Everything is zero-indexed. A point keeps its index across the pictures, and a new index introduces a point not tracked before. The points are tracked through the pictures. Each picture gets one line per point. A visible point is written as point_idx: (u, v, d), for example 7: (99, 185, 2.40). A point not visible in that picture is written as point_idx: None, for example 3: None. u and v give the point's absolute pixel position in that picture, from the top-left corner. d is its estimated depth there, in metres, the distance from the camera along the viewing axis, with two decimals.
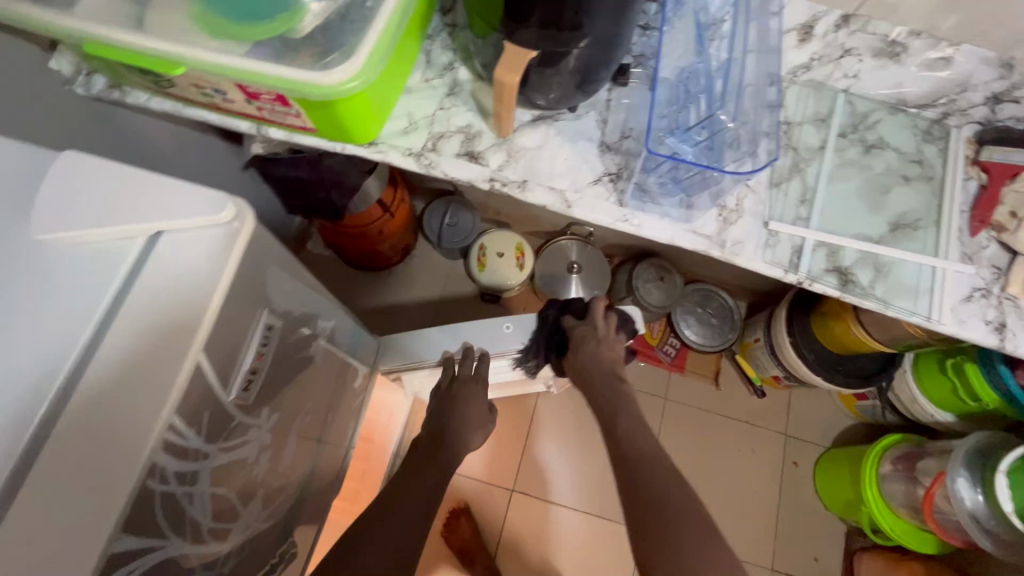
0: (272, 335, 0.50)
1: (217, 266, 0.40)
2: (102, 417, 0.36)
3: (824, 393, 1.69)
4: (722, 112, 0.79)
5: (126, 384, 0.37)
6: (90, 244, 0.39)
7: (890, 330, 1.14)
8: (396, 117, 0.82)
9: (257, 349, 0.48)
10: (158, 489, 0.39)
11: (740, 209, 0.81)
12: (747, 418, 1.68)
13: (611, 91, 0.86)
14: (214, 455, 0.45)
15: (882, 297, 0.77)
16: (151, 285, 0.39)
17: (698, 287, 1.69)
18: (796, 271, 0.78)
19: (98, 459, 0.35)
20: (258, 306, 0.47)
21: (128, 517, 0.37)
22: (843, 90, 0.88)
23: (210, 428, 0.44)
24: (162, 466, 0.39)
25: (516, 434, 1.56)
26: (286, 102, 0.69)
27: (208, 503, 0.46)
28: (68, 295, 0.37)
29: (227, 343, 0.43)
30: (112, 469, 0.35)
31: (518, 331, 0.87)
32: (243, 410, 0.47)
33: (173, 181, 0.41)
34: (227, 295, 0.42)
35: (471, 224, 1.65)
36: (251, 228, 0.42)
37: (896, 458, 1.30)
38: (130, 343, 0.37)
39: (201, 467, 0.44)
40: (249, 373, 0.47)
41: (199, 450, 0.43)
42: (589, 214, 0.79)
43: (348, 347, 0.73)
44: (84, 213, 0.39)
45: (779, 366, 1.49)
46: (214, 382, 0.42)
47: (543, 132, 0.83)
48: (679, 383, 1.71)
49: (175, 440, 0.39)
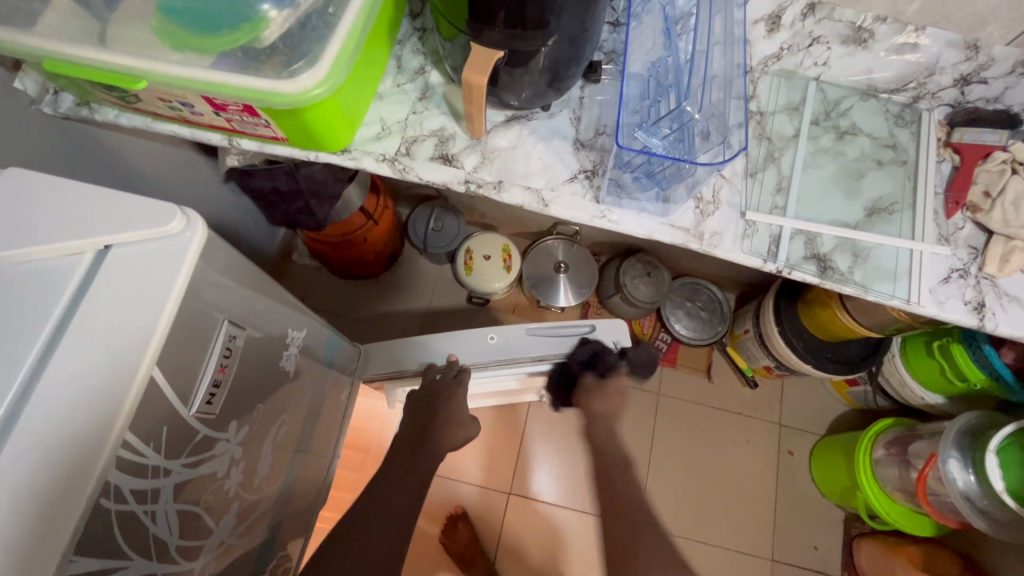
0: (235, 347, 0.49)
1: (169, 277, 0.40)
2: (54, 437, 0.35)
3: (816, 381, 1.70)
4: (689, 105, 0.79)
5: (79, 402, 0.36)
6: (40, 263, 0.39)
7: (874, 315, 1.15)
8: (369, 123, 0.81)
9: (219, 362, 0.47)
10: (115, 508, 0.39)
11: (716, 200, 0.81)
12: (741, 409, 1.68)
13: (584, 88, 0.86)
14: (178, 472, 0.45)
15: (861, 282, 0.78)
16: (99, 300, 0.38)
17: (686, 280, 1.70)
18: (774, 259, 0.78)
19: (51, 479, 0.35)
20: (217, 316, 0.47)
21: (81, 537, 0.36)
22: (814, 78, 0.88)
23: (171, 444, 0.43)
24: (117, 483, 0.39)
25: (510, 437, 1.56)
26: (253, 112, 0.69)
27: (174, 520, 0.45)
28: (15, 314, 0.36)
29: (184, 357, 0.43)
30: (68, 487, 0.35)
31: (501, 342, 0.84)
32: (208, 423, 0.47)
33: (121, 195, 0.41)
34: (180, 308, 0.42)
35: (456, 228, 1.65)
36: (203, 237, 0.42)
37: (889, 443, 1.31)
38: (81, 360, 0.37)
39: (163, 484, 0.43)
40: (211, 386, 0.46)
41: (160, 466, 0.43)
42: (567, 212, 0.79)
43: (328, 357, 0.73)
44: (34, 232, 0.38)
45: (770, 357, 1.50)
46: (171, 397, 0.42)
47: (517, 132, 0.83)
48: (672, 378, 1.71)
49: (130, 457, 0.39)
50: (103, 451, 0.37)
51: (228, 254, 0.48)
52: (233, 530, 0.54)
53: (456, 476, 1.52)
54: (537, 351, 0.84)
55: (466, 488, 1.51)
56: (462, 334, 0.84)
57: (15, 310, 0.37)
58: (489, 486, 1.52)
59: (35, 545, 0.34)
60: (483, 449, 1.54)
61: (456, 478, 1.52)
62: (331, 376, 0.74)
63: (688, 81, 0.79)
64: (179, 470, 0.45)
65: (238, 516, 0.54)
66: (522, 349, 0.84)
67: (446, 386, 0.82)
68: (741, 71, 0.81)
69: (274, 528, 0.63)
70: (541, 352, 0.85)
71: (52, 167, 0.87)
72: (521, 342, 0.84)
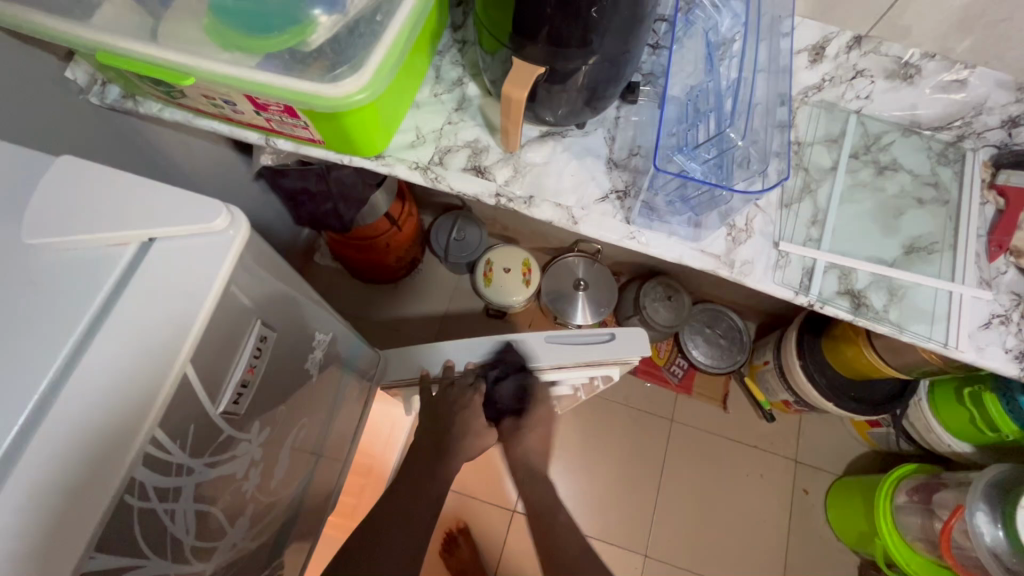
0: (265, 348, 0.49)
1: (210, 273, 0.40)
2: (84, 426, 0.35)
3: (836, 419, 1.65)
4: (731, 131, 0.77)
5: (112, 393, 0.36)
6: (83, 251, 0.39)
7: (903, 356, 1.12)
8: (404, 131, 0.82)
9: (249, 362, 0.47)
10: (137, 505, 0.39)
11: (749, 229, 0.80)
12: (756, 442, 1.64)
13: (620, 108, 0.86)
14: (200, 470, 0.44)
15: (896, 321, 0.75)
16: (140, 292, 0.38)
17: (706, 307, 1.67)
18: (807, 292, 0.76)
19: (77, 469, 0.35)
20: (252, 316, 0.47)
21: (103, 534, 0.36)
22: (855, 111, 0.86)
23: (196, 442, 0.43)
24: (141, 481, 0.38)
25: None
26: (294, 114, 0.69)
27: (191, 520, 0.44)
28: (59, 301, 0.37)
29: (217, 353, 0.43)
30: (96, 478, 0.35)
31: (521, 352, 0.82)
32: (232, 423, 0.46)
33: (166, 188, 0.41)
34: (218, 306, 0.41)
35: (478, 239, 1.65)
36: (246, 236, 0.42)
37: (912, 489, 1.26)
38: (117, 353, 0.37)
39: (186, 482, 0.43)
40: (239, 385, 0.46)
41: (183, 465, 0.42)
42: (596, 231, 0.78)
43: (348, 362, 0.72)
44: (78, 218, 0.39)
45: (790, 391, 1.46)
46: (201, 394, 0.42)
47: (551, 148, 0.82)
48: (686, 405, 1.67)
49: (157, 453, 0.39)
50: (132, 446, 0.36)
51: (263, 253, 0.48)
52: (244, 534, 0.53)
53: (461, 488, 1.50)
54: (556, 358, 0.80)
55: (470, 501, 1.49)
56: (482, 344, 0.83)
57: (60, 296, 0.37)
58: (494, 502, 1.49)
59: (61, 531, 0.34)
60: (491, 462, 1.52)
61: (461, 491, 1.49)
62: (349, 382, 0.73)
63: (728, 107, 0.79)
64: (202, 470, 0.44)
65: (251, 519, 0.53)
66: (540, 356, 0.80)
67: (463, 393, 0.81)
68: (783, 100, 0.79)
69: (284, 533, 0.63)
70: (560, 358, 0.81)
71: (93, 156, 0.89)
72: (540, 350, 0.80)
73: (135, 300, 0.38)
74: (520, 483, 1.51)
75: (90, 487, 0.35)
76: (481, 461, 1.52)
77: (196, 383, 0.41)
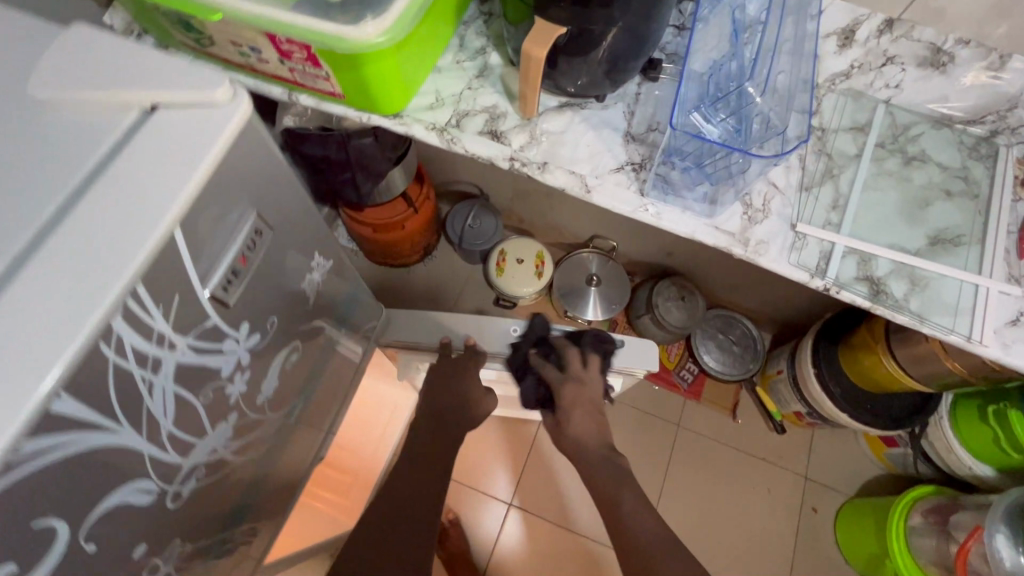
0: (259, 242, 0.51)
1: (205, 142, 0.42)
2: (70, 263, 0.38)
3: (851, 438, 1.59)
4: (750, 86, 0.79)
5: (100, 237, 0.39)
6: (92, 105, 0.44)
7: (923, 365, 1.07)
8: (424, 93, 0.82)
9: (241, 251, 0.49)
10: (114, 359, 0.40)
11: (766, 209, 0.78)
12: (765, 455, 1.59)
13: (641, 85, 0.85)
14: (181, 349, 0.46)
15: (916, 311, 0.72)
16: (137, 149, 0.42)
17: (720, 312, 1.64)
18: (822, 276, 0.73)
19: (56, 301, 0.37)
20: (249, 206, 0.49)
21: (77, 377, 0.37)
22: (884, 101, 0.84)
23: (180, 318, 0.44)
24: (118, 334, 0.40)
25: (517, 446, 1.51)
26: (316, 62, 0.71)
27: (169, 401, 0.46)
28: (68, 148, 0.42)
29: (207, 235, 0.45)
30: (71, 314, 0.37)
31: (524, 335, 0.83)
32: (219, 309, 0.48)
33: (171, 61, 0.45)
34: (212, 180, 0.44)
35: (493, 228, 1.65)
36: (243, 112, 0.44)
37: (927, 510, 1.20)
38: (110, 203, 0.40)
39: (166, 354, 0.44)
40: (229, 272, 0.48)
41: (164, 336, 0.44)
42: (608, 200, 0.77)
43: (340, 308, 0.72)
44: (88, 75, 0.44)
45: (803, 402, 1.41)
46: (189, 266, 0.44)
47: (569, 117, 0.82)
48: (694, 412, 1.63)
49: (138, 311, 0.41)
50: (108, 292, 0.38)
51: (263, 163, 0.49)
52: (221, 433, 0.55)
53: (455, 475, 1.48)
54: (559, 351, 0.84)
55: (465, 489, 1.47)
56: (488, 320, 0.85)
57: (69, 144, 0.42)
58: (488, 492, 1.47)
59: (35, 357, 0.36)
60: (487, 449, 1.50)
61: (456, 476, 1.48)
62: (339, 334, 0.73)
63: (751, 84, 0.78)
64: (183, 348, 0.46)
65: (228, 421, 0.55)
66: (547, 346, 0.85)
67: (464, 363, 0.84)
68: (807, 86, 0.76)
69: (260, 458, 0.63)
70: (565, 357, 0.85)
71: None
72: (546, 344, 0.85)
73: (129, 158, 0.41)
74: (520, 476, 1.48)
75: (66, 320, 0.37)
76: (476, 447, 1.50)
77: (185, 254, 0.43)
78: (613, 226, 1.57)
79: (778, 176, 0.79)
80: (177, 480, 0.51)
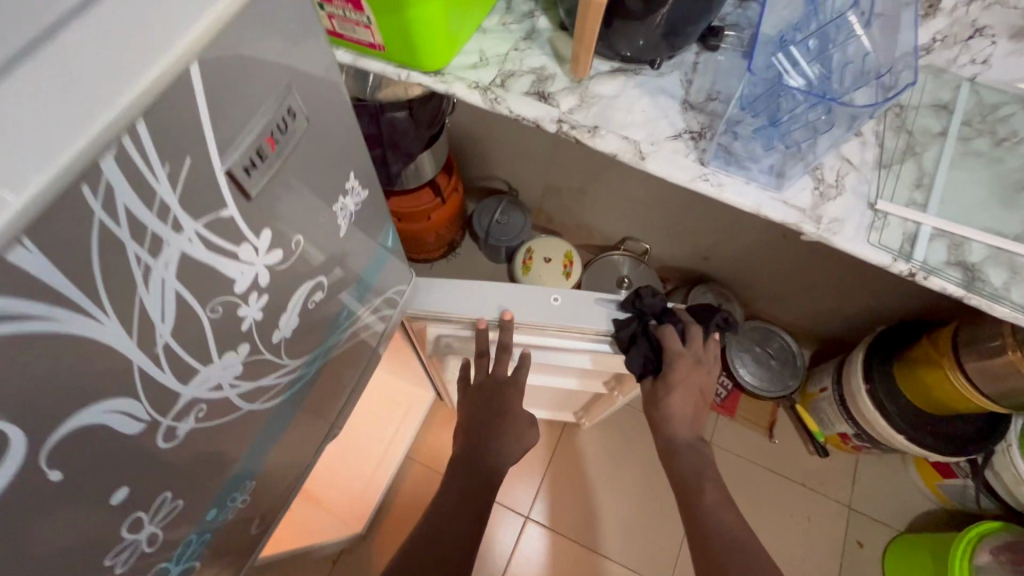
0: (293, 126, 0.42)
1: None
2: (58, 74, 0.29)
3: (900, 467, 1.46)
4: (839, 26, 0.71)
5: (94, 51, 0.30)
6: None
7: (999, 382, 0.97)
8: (468, 52, 0.77)
9: (271, 130, 0.40)
10: (98, 215, 0.31)
11: (840, 185, 0.70)
12: (805, 480, 1.46)
13: (698, 55, 0.79)
14: (188, 232, 0.36)
15: (1019, 302, 0.63)
16: None
17: (758, 324, 1.53)
18: (908, 259, 0.65)
19: (31, 119, 0.28)
20: (286, 74, 0.40)
21: (43, 223, 0.28)
22: (968, 79, 0.77)
23: (188, 192, 0.35)
24: (107, 179, 0.30)
25: (538, 455, 1.41)
26: (358, 4, 0.66)
27: (167, 301, 0.37)
28: None
29: (235, 94, 0.36)
30: (46, 132, 0.28)
31: (566, 306, 0.70)
32: (237, 194, 0.39)
33: None
34: (245, 15, 0.34)
35: (521, 224, 1.58)
36: None
37: (997, 548, 1.08)
38: (113, 15, 0.31)
39: (168, 233, 0.35)
40: (254, 152, 0.39)
41: (169, 209, 0.35)
42: (664, 169, 0.70)
43: (380, 271, 0.66)
44: None
45: (851, 422, 1.29)
46: (207, 122, 0.34)
47: (622, 82, 0.76)
48: (728, 430, 1.52)
49: (136, 158, 0.31)
50: (96, 118, 0.28)
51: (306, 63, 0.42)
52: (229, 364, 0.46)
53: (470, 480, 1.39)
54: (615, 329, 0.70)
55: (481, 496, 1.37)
56: (522, 289, 0.70)
57: None
58: (505, 503, 1.36)
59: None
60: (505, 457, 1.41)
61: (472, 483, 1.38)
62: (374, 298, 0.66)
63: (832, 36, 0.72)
64: (192, 233, 0.37)
65: (241, 352, 0.47)
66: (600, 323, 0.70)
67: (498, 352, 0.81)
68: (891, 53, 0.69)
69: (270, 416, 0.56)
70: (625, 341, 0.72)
71: None
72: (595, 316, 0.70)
73: None
74: (539, 487, 1.38)
75: (37, 140, 0.28)
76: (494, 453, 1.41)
77: (205, 111, 0.34)
78: (648, 228, 1.49)
79: (853, 152, 0.72)
80: (170, 415, 0.42)
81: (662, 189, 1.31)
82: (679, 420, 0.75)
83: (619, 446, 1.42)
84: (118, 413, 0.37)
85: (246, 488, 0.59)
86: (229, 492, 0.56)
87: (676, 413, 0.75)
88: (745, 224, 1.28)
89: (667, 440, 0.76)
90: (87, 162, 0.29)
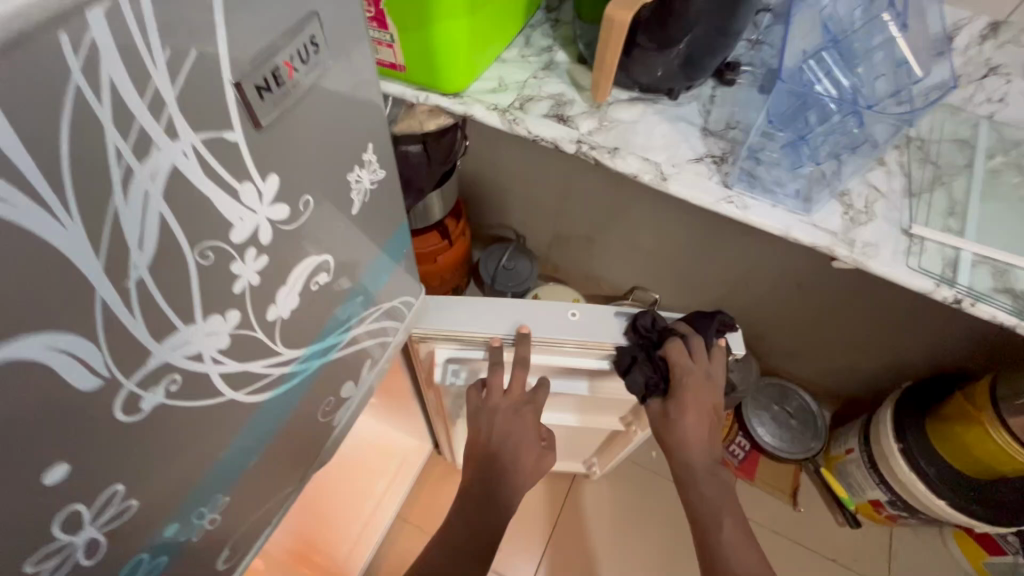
0: (315, 56, 0.36)
1: None
2: None
3: (938, 542, 1.33)
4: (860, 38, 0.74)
5: None
6: None
7: None
8: (487, 78, 0.78)
9: (291, 55, 0.34)
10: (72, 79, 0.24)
11: (870, 211, 0.67)
12: (836, 556, 1.33)
13: (715, 89, 0.80)
14: (181, 140, 0.30)
15: None
16: None
17: (775, 381, 1.45)
18: (952, 285, 0.61)
19: None
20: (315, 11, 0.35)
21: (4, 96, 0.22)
22: (986, 117, 0.77)
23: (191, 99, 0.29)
24: (94, 38, 0.24)
25: (540, 521, 1.26)
26: (383, 22, 0.66)
27: (145, 226, 0.30)
28: None
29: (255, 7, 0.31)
30: None
31: (583, 321, 0.67)
32: (243, 121, 0.33)
33: None
34: None
35: (528, 270, 1.51)
36: None
37: None
38: None
39: (156, 134, 0.28)
40: (268, 73, 0.33)
41: (165, 107, 0.28)
42: (687, 191, 0.68)
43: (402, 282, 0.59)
44: None
45: (884, 488, 1.19)
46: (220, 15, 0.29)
47: (640, 110, 0.76)
48: (749, 497, 1.39)
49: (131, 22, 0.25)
50: None
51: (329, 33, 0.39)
52: (214, 330, 0.38)
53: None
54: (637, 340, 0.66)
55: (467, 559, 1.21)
56: (539, 304, 0.67)
57: None
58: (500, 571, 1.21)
59: None
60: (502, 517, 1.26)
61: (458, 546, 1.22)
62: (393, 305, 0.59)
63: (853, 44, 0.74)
64: (187, 145, 0.30)
65: (230, 320, 0.38)
66: (612, 336, 0.66)
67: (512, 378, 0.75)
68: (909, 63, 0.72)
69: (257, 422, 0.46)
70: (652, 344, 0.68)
71: None
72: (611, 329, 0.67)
73: None
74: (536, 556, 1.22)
75: None
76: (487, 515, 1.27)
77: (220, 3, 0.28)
78: (658, 279, 1.45)
79: (880, 181, 0.70)
80: (135, 375, 0.33)
81: (673, 238, 1.28)
82: (690, 440, 0.64)
83: (630, 512, 1.28)
84: (66, 354, 0.29)
85: (216, 510, 0.48)
86: (195, 507, 0.45)
87: (690, 433, 0.63)
88: (761, 273, 1.24)
89: (681, 467, 0.64)
90: (75, 14, 0.23)
